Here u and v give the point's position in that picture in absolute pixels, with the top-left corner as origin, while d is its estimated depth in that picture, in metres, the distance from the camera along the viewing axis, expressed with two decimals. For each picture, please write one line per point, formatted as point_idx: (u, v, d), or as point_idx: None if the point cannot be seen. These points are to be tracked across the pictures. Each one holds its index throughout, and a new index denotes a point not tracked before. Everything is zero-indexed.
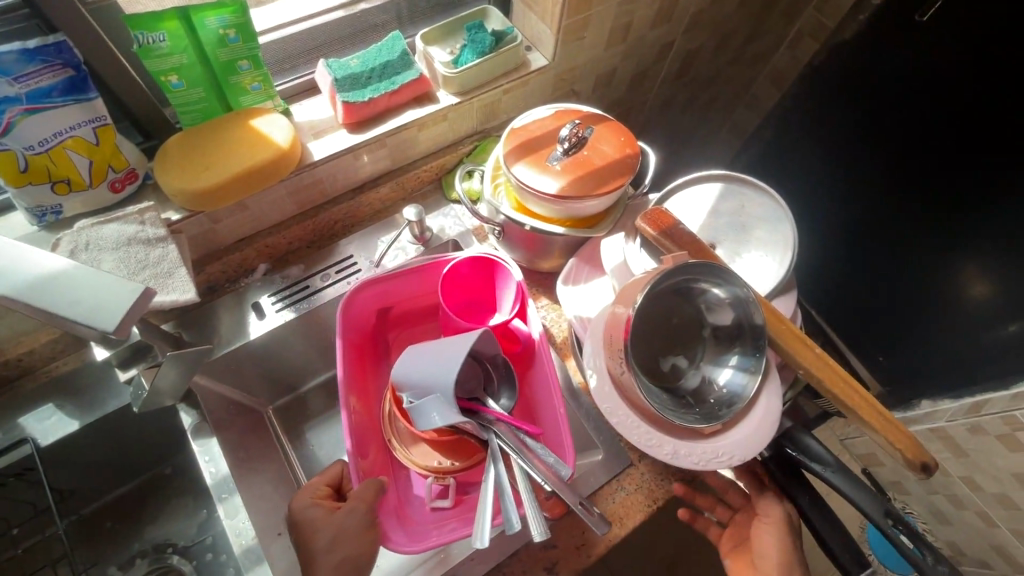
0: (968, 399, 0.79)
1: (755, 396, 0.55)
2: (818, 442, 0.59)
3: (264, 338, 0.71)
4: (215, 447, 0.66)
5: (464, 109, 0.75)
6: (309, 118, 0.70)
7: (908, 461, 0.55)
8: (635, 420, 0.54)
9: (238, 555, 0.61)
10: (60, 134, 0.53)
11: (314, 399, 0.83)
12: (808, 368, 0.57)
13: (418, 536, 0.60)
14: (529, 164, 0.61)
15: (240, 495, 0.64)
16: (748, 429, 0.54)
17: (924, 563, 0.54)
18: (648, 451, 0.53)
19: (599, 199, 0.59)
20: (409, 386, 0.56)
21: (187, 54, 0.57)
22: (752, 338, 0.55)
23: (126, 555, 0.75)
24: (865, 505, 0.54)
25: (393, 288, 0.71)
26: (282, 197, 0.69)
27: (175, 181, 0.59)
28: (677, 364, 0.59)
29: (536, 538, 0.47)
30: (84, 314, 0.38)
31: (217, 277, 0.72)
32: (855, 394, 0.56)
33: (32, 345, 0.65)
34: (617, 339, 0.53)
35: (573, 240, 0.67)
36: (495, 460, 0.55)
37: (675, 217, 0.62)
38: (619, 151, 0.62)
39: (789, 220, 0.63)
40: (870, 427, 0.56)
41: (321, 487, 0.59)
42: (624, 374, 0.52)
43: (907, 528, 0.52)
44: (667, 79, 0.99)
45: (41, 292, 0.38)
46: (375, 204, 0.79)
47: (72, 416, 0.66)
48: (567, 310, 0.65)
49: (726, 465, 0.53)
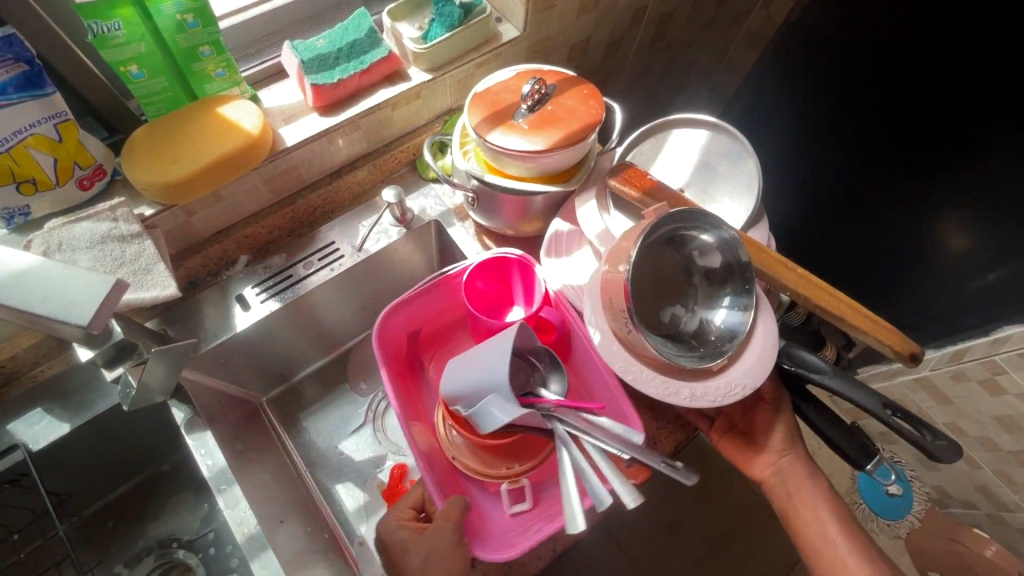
0: (951, 348, 0.88)
1: (753, 327, 0.54)
2: (814, 354, 0.60)
3: (251, 330, 0.71)
4: (211, 440, 0.66)
5: (436, 87, 0.73)
6: (278, 103, 0.69)
7: (897, 354, 0.55)
8: (650, 373, 0.52)
9: (242, 543, 0.61)
10: (20, 132, 0.51)
11: (307, 387, 0.86)
12: (794, 290, 0.55)
13: (516, 540, 0.59)
14: (494, 127, 0.60)
15: (238, 486, 0.64)
16: (753, 361, 0.53)
17: (926, 442, 0.54)
18: (666, 401, 0.52)
19: (564, 150, 0.59)
20: (461, 398, 0.57)
21: (146, 41, 0.55)
22: (742, 275, 0.54)
23: (131, 552, 0.76)
24: (867, 404, 0.54)
25: (419, 309, 0.71)
26: (257, 186, 0.68)
27: (142, 174, 0.57)
28: (675, 314, 0.56)
29: (632, 504, 0.49)
30: (54, 309, 0.38)
31: (197, 271, 0.71)
32: (844, 305, 0.55)
33: (13, 351, 0.63)
34: (617, 301, 0.51)
35: (550, 201, 0.67)
36: (564, 445, 0.55)
37: (651, 175, 0.63)
38: (583, 102, 0.62)
39: (750, 154, 0.62)
40: (859, 331, 0.54)
41: (405, 509, 0.61)
42: (631, 333, 0.51)
43: (904, 413, 0.53)
44: (643, 44, 0.98)
45: (11, 290, 0.38)
46: (354, 187, 0.78)
47: (62, 419, 0.64)
48: (555, 278, 0.65)
49: (741, 396, 0.52)
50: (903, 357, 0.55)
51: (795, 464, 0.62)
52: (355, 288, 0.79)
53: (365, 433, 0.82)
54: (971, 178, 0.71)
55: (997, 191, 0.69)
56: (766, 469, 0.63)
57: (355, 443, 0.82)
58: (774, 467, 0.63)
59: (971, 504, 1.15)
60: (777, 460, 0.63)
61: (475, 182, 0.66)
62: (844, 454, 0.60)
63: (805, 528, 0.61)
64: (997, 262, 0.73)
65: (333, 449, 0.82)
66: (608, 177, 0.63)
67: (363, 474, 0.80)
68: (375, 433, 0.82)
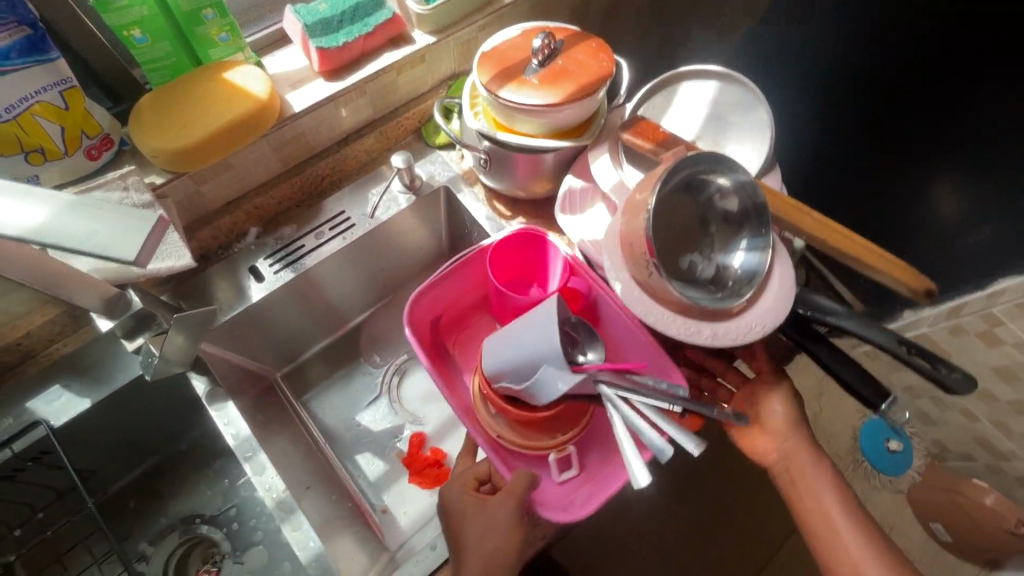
0: (949, 304, 0.90)
1: (771, 268, 0.54)
2: (827, 298, 0.61)
3: (265, 301, 0.71)
4: (232, 411, 0.66)
5: (440, 49, 0.73)
6: (283, 69, 0.68)
7: (912, 290, 0.53)
8: (671, 316, 0.52)
9: (271, 508, 0.61)
10: (27, 99, 0.51)
11: (312, 368, 0.85)
12: (809, 233, 0.55)
13: (578, 502, 0.61)
14: (505, 84, 0.60)
15: (263, 453, 0.64)
16: (773, 301, 0.53)
17: (943, 377, 0.54)
18: (689, 341, 0.52)
19: (578, 102, 0.59)
20: (509, 373, 0.59)
21: (148, 5, 0.54)
22: (759, 219, 0.54)
23: (156, 530, 0.77)
24: (879, 340, 0.55)
25: (441, 295, 0.71)
26: (266, 155, 0.67)
27: (152, 141, 0.57)
28: (693, 261, 0.56)
29: (695, 451, 0.50)
30: (99, 247, 0.33)
31: (209, 244, 0.71)
32: (861, 248, 0.54)
33: (27, 328, 0.61)
34: (638, 244, 0.52)
35: (562, 158, 0.67)
36: (613, 405, 0.56)
37: (664, 128, 0.63)
38: (593, 56, 0.62)
39: (762, 102, 0.62)
40: (874, 269, 0.54)
41: (470, 477, 0.62)
42: (653, 278, 0.51)
43: (918, 347, 0.54)
44: (643, 5, 0.98)
45: (56, 232, 0.34)
46: (361, 156, 0.77)
47: (82, 395, 0.64)
48: (572, 235, 0.65)
49: (762, 335, 0.52)
50: (918, 294, 0.53)
51: (799, 446, 0.64)
52: (365, 259, 0.79)
53: (382, 405, 0.83)
54: (964, 166, 0.71)
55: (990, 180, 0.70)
56: (770, 452, 0.64)
57: (372, 415, 0.82)
58: (779, 453, 0.64)
59: (970, 456, 1.18)
60: (780, 445, 0.64)
61: (486, 142, 0.66)
62: (858, 395, 0.60)
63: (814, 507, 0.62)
64: (987, 219, 0.73)
65: (351, 420, 0.82)
66: (620, 131, 0.63)
67: (382, 443, 0.80)
68: (391, 404, 0.83)
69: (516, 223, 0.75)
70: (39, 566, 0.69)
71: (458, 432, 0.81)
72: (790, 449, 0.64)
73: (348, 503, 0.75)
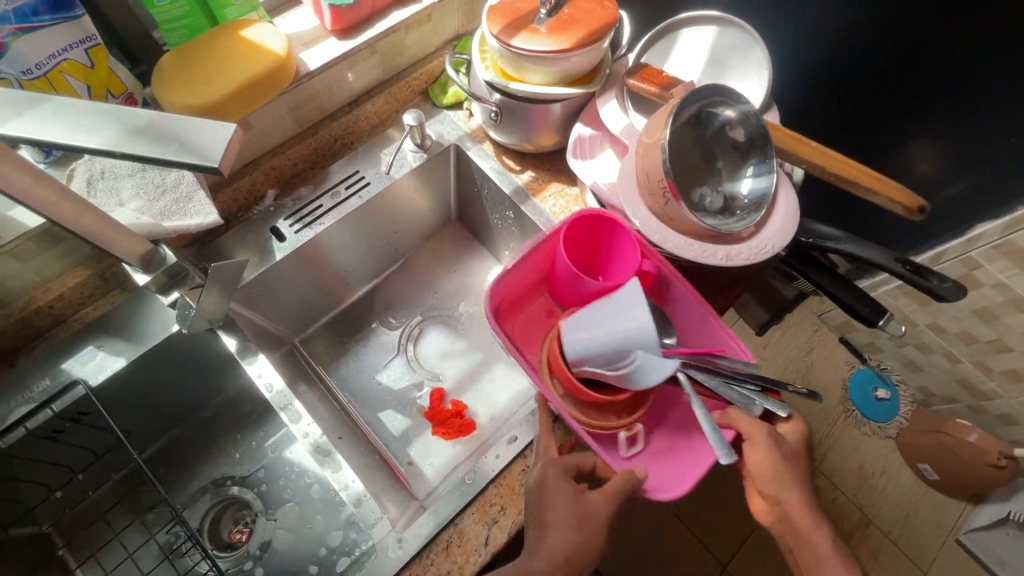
0: (929, 253, 0.97)
1: (775, 195, 0.59)
2: (824, 225, 0.64)
3: (288, 259, 0.73)
4: (263, 363, 0.68)
5: (445, 8, 0.75)
6: (295, 30, 0.70)
7: (906, 209, 0.57)
8: (688, 242, 0.56)
9: (310, 451, 0.64)
10: (55, 56, 0.52)
11: (320, 340, 0.85)
12: (810, 162, 0.58)
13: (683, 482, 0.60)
14: (516, 34, 0.62)
15: (298, 402, 0.66)
16: (778, 224, 0.58)
17: (936, 287, 0.59)
18: (706, 264, 0.56)
19: (586, 49, 0.62)
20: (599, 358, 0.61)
21: None
22: (763, 147, 0.59)
23: (188, 493, 0.78)
24: (879, 260, 0.59)
25: (507, 285, 0.68)
26: (283, 114, 0.70)
27: (177, 98, 0.58)
28: (704, 195, 0.60)
29: (782, 412, 0.60)
30: (176, 154, 0.33)
31: (230, 206, 0.73)
32: (861, 172, 0.57)
33: (60, 290, 0.64)
34: (654, 175, 0.55)
35: (570, 108, 0.70)
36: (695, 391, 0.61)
37: (666, 73, 0.66)
38: (599, 4, 0.64)
39: (760, 43, 0.65)
40: (871, 192, 0.57)
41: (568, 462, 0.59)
42: (671, 207, 0.55)
43: (912, 262, 0.58)
44: None
45: (134, 141, 0.34)
46: (371, 118, 0.80)
47: (118, 353, 0.65)
48: (583, 178, 0.68)
49: (771, 254, 0.57)
50: (911, 212, 0.57)
51: (795, 507, 0.58)
52: (379, 219, 0.81)
53: (399, 364, 0.84)
54: (955, 107, 0.78)
55: (979, 121, 0.77)
56: (768, 511, 0.61)
57: (390, 374, 0.84)
58: (774, 513, 0.60)
59: (954, 399, 1.23)
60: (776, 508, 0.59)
61: (497, 93, 0.68)
62: (857, 315, 0.64)
63: (820, 555, 0.57)
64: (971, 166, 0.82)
65: (372, 380, 0.83)
66: (626, 78, 0.66)
67: (403, 400, 0.82)
68: (409, 362, 0.84)
69: (525, 177, 0.78)
70: (75, 531, 0.70)
71: (477, 385, 0.82)
72: (782, 512, 0.59)
73: (374, 456, 0.76)
